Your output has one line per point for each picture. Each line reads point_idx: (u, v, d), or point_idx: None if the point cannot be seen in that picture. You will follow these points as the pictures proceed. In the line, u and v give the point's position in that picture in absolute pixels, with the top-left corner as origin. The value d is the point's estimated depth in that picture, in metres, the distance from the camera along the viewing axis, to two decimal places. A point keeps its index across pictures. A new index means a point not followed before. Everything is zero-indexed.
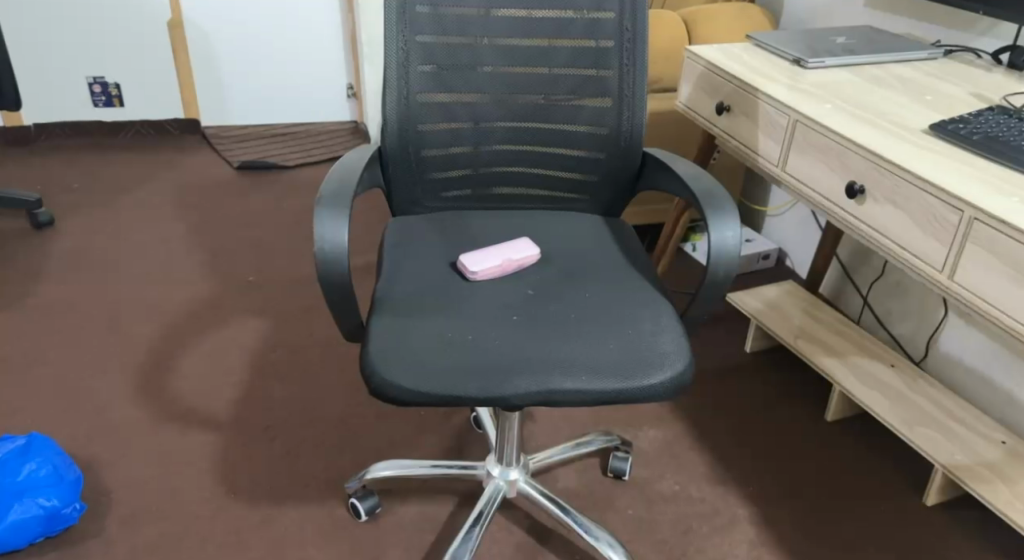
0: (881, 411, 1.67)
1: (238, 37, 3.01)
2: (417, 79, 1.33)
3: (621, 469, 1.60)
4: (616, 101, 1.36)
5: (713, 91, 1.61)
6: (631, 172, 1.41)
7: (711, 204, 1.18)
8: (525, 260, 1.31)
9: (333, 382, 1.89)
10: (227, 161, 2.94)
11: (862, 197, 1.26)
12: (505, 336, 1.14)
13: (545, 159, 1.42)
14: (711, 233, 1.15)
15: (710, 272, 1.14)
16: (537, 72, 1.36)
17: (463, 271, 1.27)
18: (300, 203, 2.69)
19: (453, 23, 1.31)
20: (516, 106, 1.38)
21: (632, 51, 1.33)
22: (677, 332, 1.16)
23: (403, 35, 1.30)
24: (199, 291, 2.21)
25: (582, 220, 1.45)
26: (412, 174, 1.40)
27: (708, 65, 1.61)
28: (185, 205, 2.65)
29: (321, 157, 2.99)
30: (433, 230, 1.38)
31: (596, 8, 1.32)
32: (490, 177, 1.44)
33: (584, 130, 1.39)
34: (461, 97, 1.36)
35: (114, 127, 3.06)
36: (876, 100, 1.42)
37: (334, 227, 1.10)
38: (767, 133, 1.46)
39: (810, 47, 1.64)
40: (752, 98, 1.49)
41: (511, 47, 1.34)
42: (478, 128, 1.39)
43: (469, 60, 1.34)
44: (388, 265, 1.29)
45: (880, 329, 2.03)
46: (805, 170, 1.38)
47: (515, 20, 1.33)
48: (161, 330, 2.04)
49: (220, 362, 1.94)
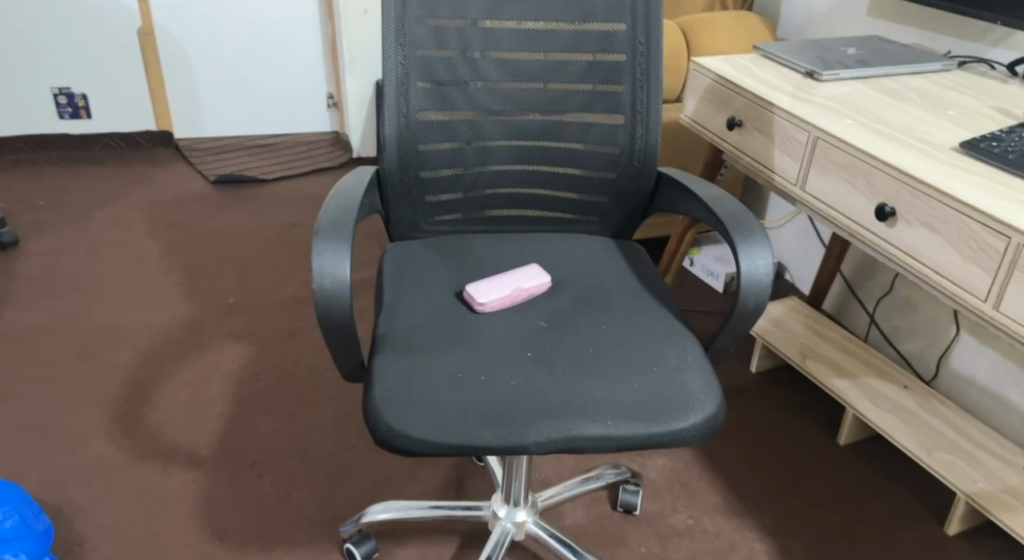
0: (898, 435, 1.61)
1: (213, 46, 2.90)
2: (416, 96, 1.24)
3: (632, 503, 1.51)
4: (630, 118, 1.28)
5: (723, 105, 1.53)
6: (644, 193, 1.33)
7: (736, 227, 1.11)
8: (535, 288, 1.23)
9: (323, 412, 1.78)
10: (202, 174, 2.82)
11: (893, 220, 1.20)
12: (521, 377, 1.05)
13: (553, 180, 1.34)
14: (740, 260, 1.07)
15: (740, 301, 1.07)
16: (542, 87, 1.27)
17: (470, 301, 1.19)
18: (281, 218, 2.58)
19: (453, 36, 1.23)
20: (521, 124, 1.29)
21: (646, 65, 1.25)
22: (704, 367, 1.08)
23: (403, 49, 1.21)
24: (176, 315, 2.09)
25: (593, 243, 1.36)
26: (411, 198, 1.30)
27: (717, 78, 1.54)
28: (160, 222, 2.53)
29: (302, 169, 2.88)
30: (436, 257, 1.30)
31: (608, 19, 1.24)
32: (492, 199, 1.36)
33: (594, 149, 1.30)
34: (462, 115, 1.27)
35: (82, 141, 2.93)
36: (898, 115, 1.36)
37: (335, 259, 1.01)
38: (784, 150, 1.39)
39: (821, 58, 1.57)
40: (767, 113, 1.41)
41: (515, 61, 1.26)
42: (479, 147, 1.30)
43: (471, 75, 1.25)
44: (390, 295, 1.20)
45: (888, 346, 1.97)
46: (827, 190, 1.31)
47: (519, 32, 1.24)
48: (138, 357, 1.93)
49: (201, 392, 1.83)
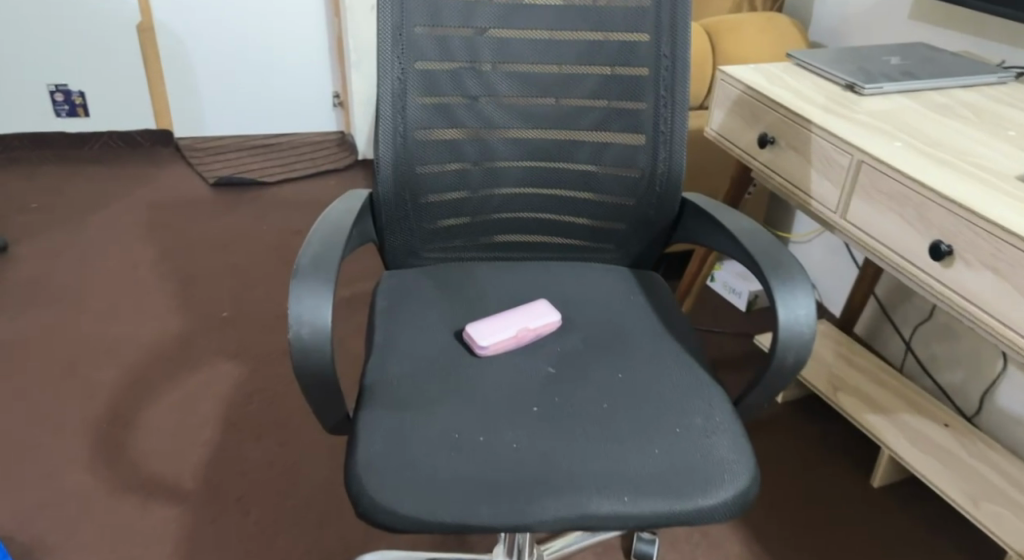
0: (940, 482, 1.48)
1: (216, 42, 2.78)
2: (415, 112, 1.11)
3: (647, 554, 1.40)
4: (651, 138, 1.14)
5: (753, 119, 1.40)
6: (666, 221, 1.20)
7: (772, 268, 0.98)
8: (542, 328, 1.10)
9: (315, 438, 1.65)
10: (202, 175, 2.70)
11: (949, 259, 1.06)
12: (525, 438, 0.93)
13: (564, 204, 1.21)
14: (778, 307, 0.94)
15: (777, 355, 0.94)
16: (557, 103, 1.15)
17: (470, 344, 1.07)
18: (281, 223, 2.46)
19: (459, 46, 1.10)
20: (531, 143, 1.17)
21: (670, 79, 1.12)
22: (733, 430, 0.95)
23: (400, 60, 1.09)
24: (166, 329, 1.98)
25: (609, 275, 1.23)
26: (407, 224, 1.18)
27: (746, 89, 1.40)
28: (155, 226, 2.41)
29: (305, 172, 2.76)
30: (435, 290, 1.17)
31: (629, 29, 1.11)
32: (498, 224, 1.23)
33: (612, 173, 1.18)
34: (468, 133, 1.15)
35: (79, 139, 2.83)
36: (951, 135, 1.22)
37: (315, 303, 0.88)
38: (823, 172, 1.25)
39: (862, 69, 1.43)
40: (804, 131, 1.28)
41: (526, 74, 1.13)
42: (487, 169, 1.18)
43: (478, 89, 1.13)
44: (380, 337, 1.07)
45: (924, 376, 1.83)
46: (871, 220, 1.18)
47: (532, 41, 1.11)
48: (123, 375, 1.82)
49: (188, 415, 1.72)
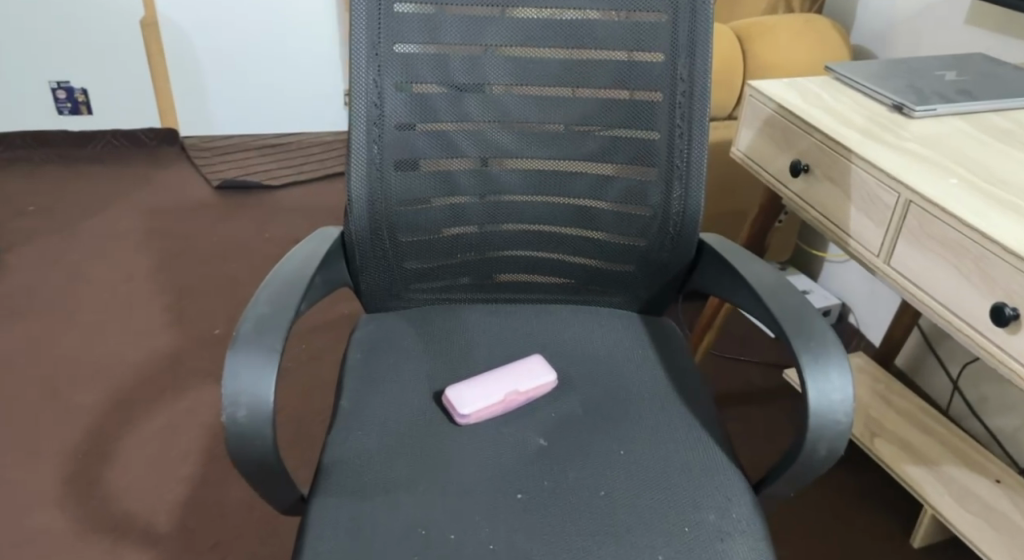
0: (989, 549, 1.32)
1: (222, 39, 2.66)
2: (400, 140, 0.98)
3: None
4: (665, 173, 1.00)
5: (785, 143, 1.24)
6: (680, 265, 1.05)
7: (800, 336, 0.82)
8: (533, 392, 0.96)
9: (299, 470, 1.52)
10: (206, 177, 2.59)
11: (1014, 324, 0.93)
12: (505, 538, 0.80)
13: (569, 243, 1.07)
14: (808, 388, 0.79)
15: (806, 447, 0.79)
16: (565, 131, 1.00)
17: (449, 410, 0.93)
18: (284, 231, 2.34)
19: (457, 66, 0.96)
20: (535, 175, 1.03)
21: (688, 107, 0.97)
22: (749, 533, 0.81)
23: (384, 82, 0.95)
24: (155, 346, 1.87)
25: (615, 322, 1.09)
26: (387, 264, 1.04)
27: (779, 109, 1.24)
28: (153, 232, 2.31)
29: (312, 174, 2.64)
30: (415, 341, 1.03)
31: (651, 49, 0.96)
32: (494, 264, 1.09)
33: (621, 211, 1.03)
34: (464, 163, 1.01)
35: (83, 138, 2.73)
36: (1014, 171, 1.07)
37: (255, 375, 0.76)
38: (864, 211, 1.10)
39: (910, 86, 1.26)
40: (845, 162, 1.12)
41: (532, 98, 0.99)
42: (483, 204, 1.04)
43: (477, 115, 0.99)
44: (346, 398, 0.94)
45: (969, 417, 1.68)
46: (920, 269, 1.03)
47: (539, 61, 0.97)
48: (105, 398, 1.72)
49: (170, 446, 1.61)
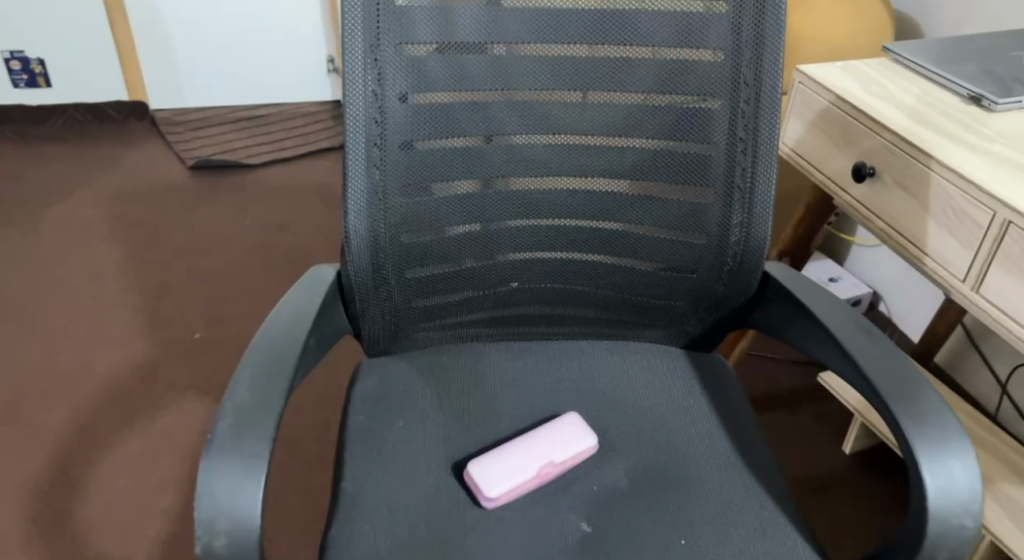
0: None
1: (193, 4, 2.42)
2: (405, 160, 0.80)
3: None
4: (724, 194, 0.83)
5: (845, 140, 1.07)
6: (737, 299, 0.89)
7: (910, 416, 0.68)
8: (569, 461, 0.81)
9: (288, 497, 1.33)
10: (179, 157, 2.39)
11: None
12: None
13: (605, 273, 0.90)
14: (927, 483, 0.65)
15: (924, 553, 0.65)
16: (603, 144, 0.83)
17: (474, 491, 0.78)
18: (266, 218, 2.16)
19: (474, 70, 0.79)
20: (568, 196, 0.86)
21: (753, 116, 0.80)
22: None
23: (385, 92, 0.77)
24: (128, 355, 1.71)
25: (658, 363, 0.93)
26: (391, 305, 0.87)
27: (837, 102, 1.07)
28: (123, 220, 2.12)
29: (295, 151, 2.43)
30: (429, 399, 0.87)
31: (711, 46, 0.78)
32: (515, 298, 0.92)
33: (668, 237, 0.87)
34: (483, 184, 0.84)
35: (42, 113, 2.50)
36: None
37: (235, 490, 0.61)
38: (948, 228, 0.95)
39: (985, 71, 1.09)
40: (928, 171, 0.96)
41: (566, 106, 0.81)
42: (505, 230, 0.87)
43: (498, 127, 0.82)
44: (347, 478, 0.79)
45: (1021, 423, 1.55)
46: (1019, 301, 0.89)
47: (573, 62, 0.80)
48: (74, 419, 1.56)
49: (148, 474, 1.47)
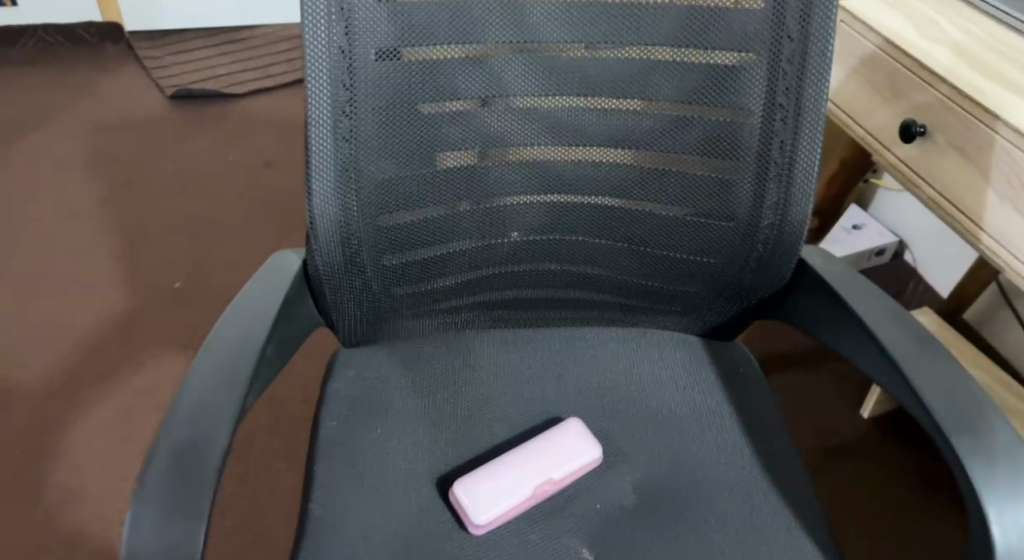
0: None
1: None
2: (381, 129, 0.67)
3: None
4: (758, 170, 0.71)
5: (892, 91, 0.93)
6: (767, 287, 0.78)
7: (979, 455, 0.58)
8: (565, 475, 0.71)
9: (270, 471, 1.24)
10: (158, 85, 2.23)
11: None
12: None
13: (617, 256, 0.78)
14: (996, 538, 0.56)
15: None
16: (617, 109, 0.70)
17: (461, 516, 0.68)
18: (252, 153, 2.02)
19: (465, 20, 0.65)
20: (577, 169, 0.73)
21: (798, 78, 0.66)
22: None
23: (356, 48, 0.63)
24: (105, 305, 1.61)
25: (674, 356, 0.83)
26: (370, 294, 0.76)
27: (885, 47, 0.93)
28: (99, 155, 1.99)
29: (281, 79, 2.27)
30: (413, 401, 0.77)
31: None
32: (512, 282, 0.80)
33: (691, 218, 0.74)
34: (476, 157, 0.71)
35: (10, 34, 2.33)
36: None
37: None
38: (1013, 201, 0.83)
39: None
40: (992, 133, 0.83)
41: (576, 63, 0.68)
42: (502, 208, 0.75)
43: (495, 89, 0.68)
44: (316, 498, 0.69)
45: None
46: None
47: (584, 10, 0.66)
48: (47, 375, 1.47)
49: (126, 437, 1.38)
